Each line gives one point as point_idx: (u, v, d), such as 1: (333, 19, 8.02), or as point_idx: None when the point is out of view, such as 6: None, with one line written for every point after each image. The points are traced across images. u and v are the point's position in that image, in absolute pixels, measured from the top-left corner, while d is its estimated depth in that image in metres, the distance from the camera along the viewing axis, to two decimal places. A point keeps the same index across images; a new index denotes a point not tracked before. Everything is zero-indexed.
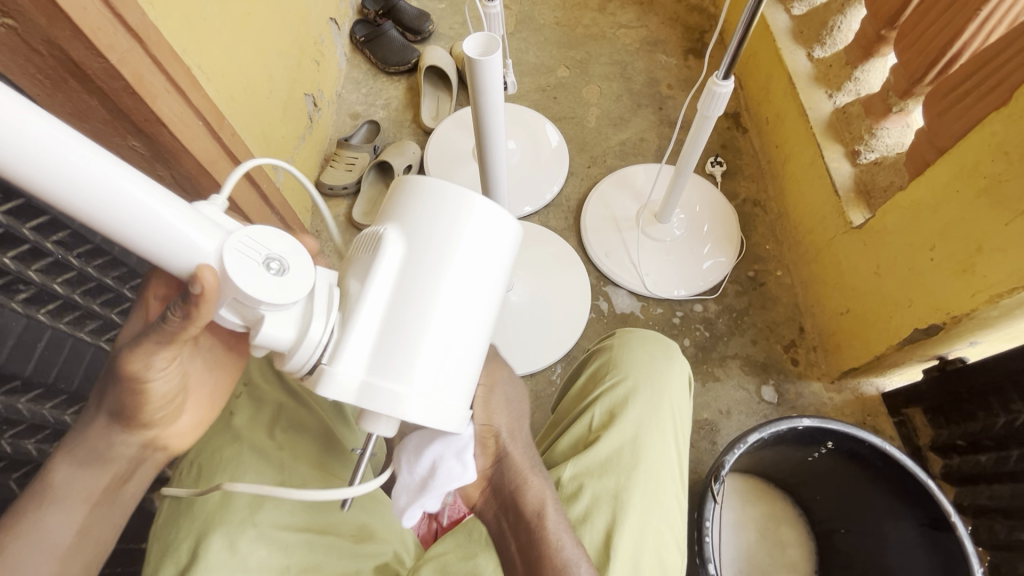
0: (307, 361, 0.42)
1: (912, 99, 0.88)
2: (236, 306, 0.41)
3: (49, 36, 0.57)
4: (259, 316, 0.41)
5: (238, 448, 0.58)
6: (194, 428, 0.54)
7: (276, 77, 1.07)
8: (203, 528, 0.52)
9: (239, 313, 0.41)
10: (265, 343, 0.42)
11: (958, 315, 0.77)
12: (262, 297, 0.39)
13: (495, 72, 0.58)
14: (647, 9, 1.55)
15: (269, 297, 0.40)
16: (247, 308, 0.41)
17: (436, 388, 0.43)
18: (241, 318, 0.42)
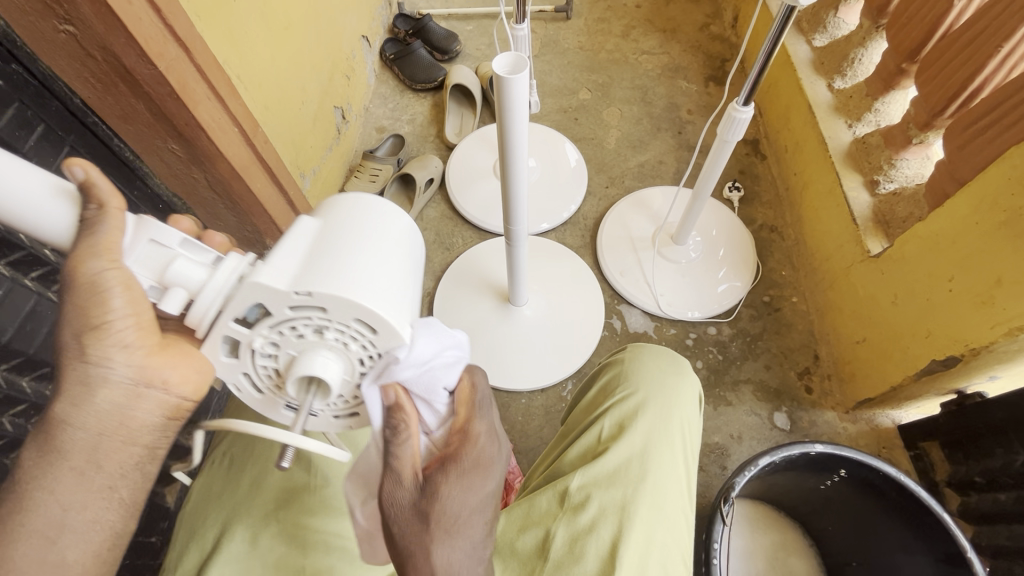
0: (218, 294, 0.41)
1: (932, 132, 0.88)
2: (150, 254, 0.42)
3: (106, 43, 0.61)
4: (173, 256, 0.42)
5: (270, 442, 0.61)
6: (168, 356, 0.45)
7: (308, 89, 1.12)
8: (229, 517, 0.57)
9: (151, 263, 0.42)
10: (182, 280, 0.41)
11: (977, 347, 0.76)
12: (179, 235, 0.43)
13: (522, 91, 0.60)
14: (670, 37, 1.58)
15: (184, 238, 0.43)
16: (165, 252, 0.42)
17: (348, 255, 0.41)
18: (150, 274, 0.42)
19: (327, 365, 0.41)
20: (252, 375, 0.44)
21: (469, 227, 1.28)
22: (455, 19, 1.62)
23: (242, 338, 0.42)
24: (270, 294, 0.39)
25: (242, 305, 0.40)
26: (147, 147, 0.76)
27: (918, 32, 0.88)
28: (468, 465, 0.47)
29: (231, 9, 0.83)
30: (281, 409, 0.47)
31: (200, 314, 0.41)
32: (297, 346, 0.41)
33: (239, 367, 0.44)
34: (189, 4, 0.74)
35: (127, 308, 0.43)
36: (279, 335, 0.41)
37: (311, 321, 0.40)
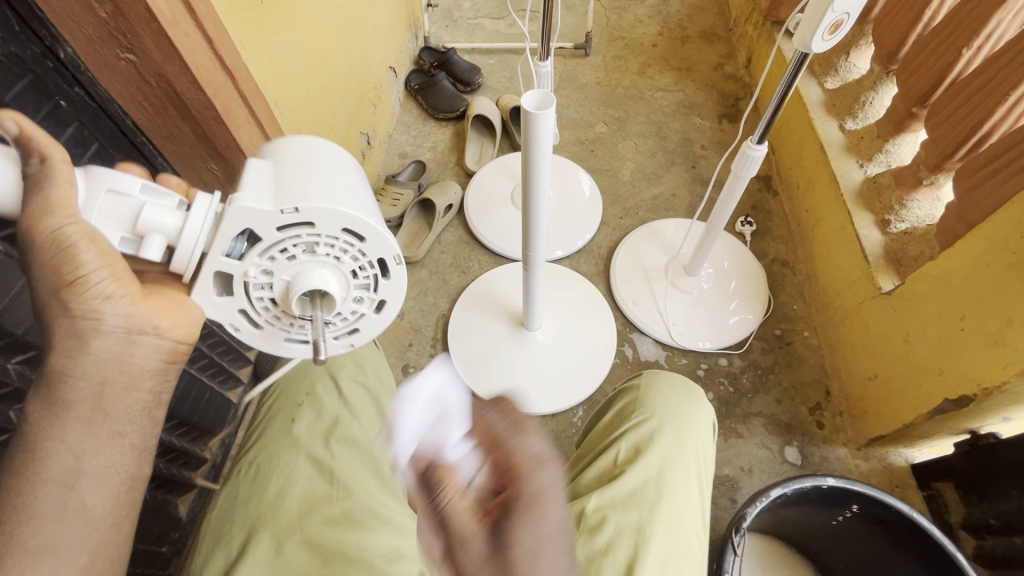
0: (199, 233, 0.41)
1: (943, 173, 0.91)
2: (115, 205, 0.41)
3: (161, 71, 0.66)
4: (137, 202, 0.41)
5: (296, 452, 0.64)
6: (153, 304, 0.43)
7: (337, 115, 1.17)
8: (255, 524, 0.59)
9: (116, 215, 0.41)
10: (150, 223, 0.40)
11: (989, 387, 0.77)
12: (138, 180, 0.41)
13: (548, 126, 0.64)
14: (684, 75, 1.64)
15: (144, 184, 0.41)
16: (125, 200, 0.41)
17: (309, 174, 0.44)
18: (118, 224, 0.41)
19: (324, 278, 0.43)
20: (250, 313, 0.46)
21: (485, 251, 1.31)
22: (478, 54, 1.69)
23: (233, 273, 0.43)
24: (257, 217, 0.41)
25: (227, 236, 0.41)
26: (187, 166, 0.80)
27: (928, 77, 0.91)
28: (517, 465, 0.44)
29: (273, 40, 0.89)
30: (283, 343, 0.48)
31: (184, 258, 0.42)
32: (291, 268, 0.43)
33: (235, 304, 0.45)
34: (237, 36, 0.79)
35: (98, 259, 0.41)
36: (270, 261, 0.43)
37: (300, 239, 0.42)
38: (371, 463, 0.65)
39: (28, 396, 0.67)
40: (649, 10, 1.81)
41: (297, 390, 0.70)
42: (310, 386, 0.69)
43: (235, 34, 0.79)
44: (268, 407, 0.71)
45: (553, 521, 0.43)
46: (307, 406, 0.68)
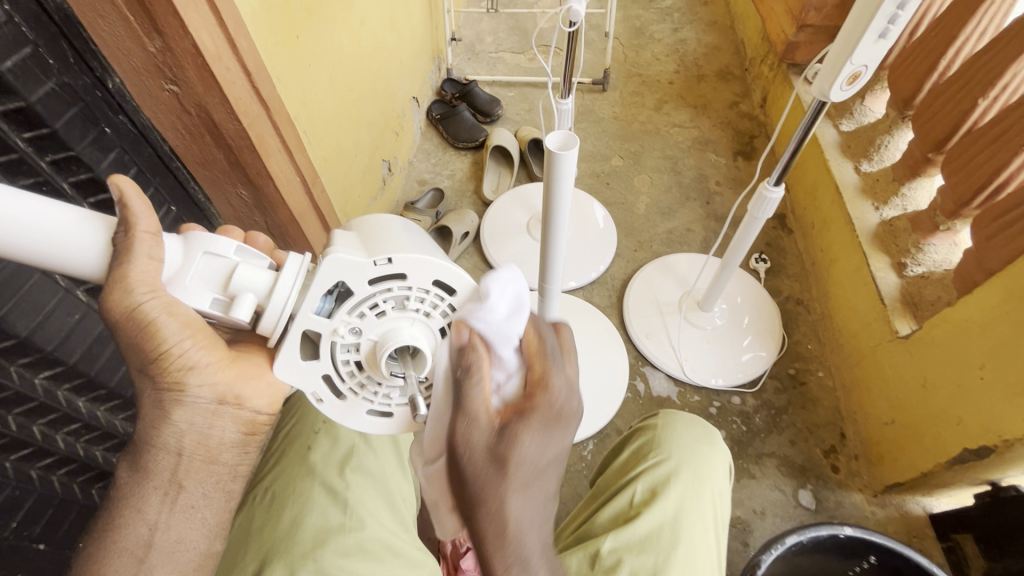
0: (290, 294, 0.45)
1: (960, 220, 0.92)
2: (209, 265, 0.46)
3: (202, 102, 0.69)
4: (230, 263, 0.45)
5: (312, 482, 0.64)
6: (239, 369, 0.51)
7: (362, 143, 1.21)
8: (269, 552, 0.60)
9: (205, 276, 0.46)
10: (249, 285, 0.44)
11: (1011, 439, 0.75)
12: (231, 242, 0.45)
13: (571, 166, 0.65)
14: (700, 112, 1.67)
15: (239, 246, 0.46)
16: (219, 261, 0.45)
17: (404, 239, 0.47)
18: (207, 285, 0.45)
19: (413, 334, 0.45)
20: (333, 378, 0.47)
21: None
22: (498, 86, 1.74)
23: (322, 331, 0.45)
24: (352, 271, 0.43)
25: (320, 292, 0.44)
26: (219, 191, 0.84)
27: (944, 124, 0.92)
28: (545, 418, 0.42)
29: (306, 73, 0.93)
30: (364, 416, 0.48)
31: (272, 320, 0.45)
32: (379, 326, 0.45)
33: (319, 367, 0.46)
34: (271, 66, 0.83)
35: (181, 329, 0.48)
36: (359, 320, 0.45)
37: (390, 293, 0.45)
38: (384, 492, 0.66)
39: (53, 412, 0.69)
40: (666, 49, 1.85)
41: (315, 417, 0.70)
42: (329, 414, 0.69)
43: (270, 64, 0.83)
44: (286, 433, 0.71)
45: (560, 448, 0.42)
46: (324, 433, 0.68)
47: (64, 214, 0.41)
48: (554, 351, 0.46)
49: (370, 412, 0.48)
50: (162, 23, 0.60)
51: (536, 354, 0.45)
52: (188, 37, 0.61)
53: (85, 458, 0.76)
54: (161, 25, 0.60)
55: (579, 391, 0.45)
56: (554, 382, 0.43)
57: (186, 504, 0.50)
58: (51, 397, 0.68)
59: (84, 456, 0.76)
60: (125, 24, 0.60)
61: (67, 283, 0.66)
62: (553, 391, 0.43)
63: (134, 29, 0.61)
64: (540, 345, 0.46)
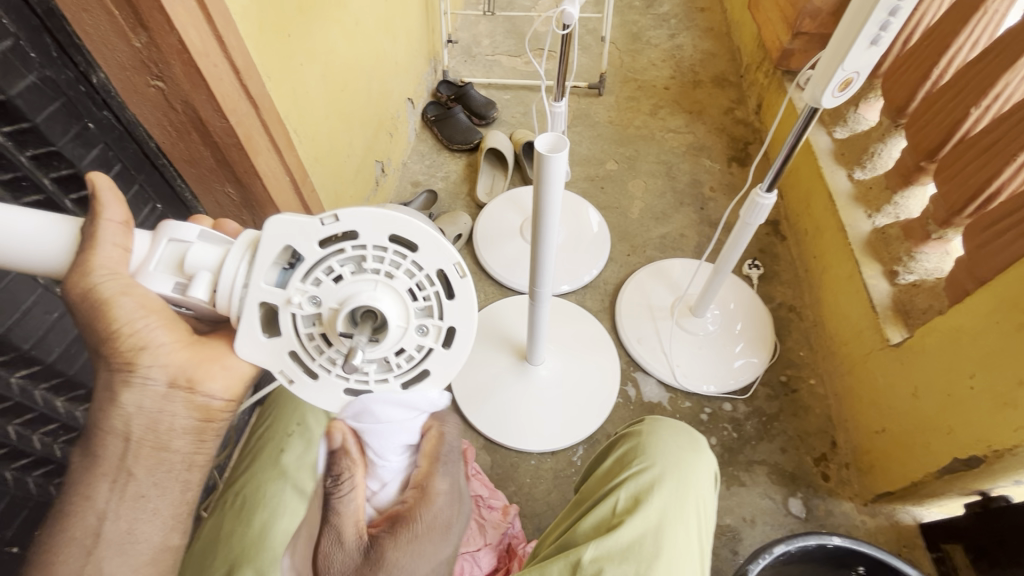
0: (241, 259, 0.42)
1: (951, 228, 0.91)
2: (173, 252, 0.45)
3: (188, 99, 0.68)
4: (191, 246, 0.43)
5: (284, 485, 0.63)
6: (195, 352, 0.47)
7: (355, 144, 1.20)
8: (239, 557, 0.59)
9: (171, 264, 0.45)
10: (204, 268, 0.43)
11: (1000, 449, 0.74)
12: (194, 227, 0.44)
13: (560, 169, 0.64)
14: (695, 118, 1.67)
15: (201, 231, 0.44)
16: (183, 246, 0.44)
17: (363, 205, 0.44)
18: (172, 271, 0.45)
19: (375, 296, 0.41)
20: (300, 353, 0.44)
21: (492, 283, 1.32)
22: (494, 89, 1.74)
23: (278, 301, 0.42)
24: (297, 230, 0.41)
25: (270, 257, 0.42)
26: (206, 189, 0.82)
27: (937, 133, 0.92)
28: (420, 528, 0.46)
29: (298, 72, 0.92)
30: (340, 394, 0.45)
31: (228, 286, 0.42)
32: (337, 291, 0.41)
33: (284, 342, 0.44)
34: (262, 65, 0.82)
35: (136, 308, 0.45)
36: (316, 285, 0.42)
37: (344, 256, 0.42)
38: None
39: (29, 411, 0.68)
40: (662, 54, 1.86)
41: (289, 418, 0.68)
42: (302, 416, 0.68)
43: (261, 62, 0.82)
44: (260, 434, 0.69)
45: (433, 554, 0.46)
46: (297, 437, 0.67)
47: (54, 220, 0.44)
48: (447, 453, 0.49)
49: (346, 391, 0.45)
50: (148, 18, 0.59)
51: (426, 458, 0.48)
52: (174, 33, 0.60)
53: (62, 460, 0.75)
54: (146, 20, 0.59)
55: (460, 493, 0.49)
56: (434, 488, 0.47)
57: (135, 494, 0.46)
58: (25, 395, 0.67)
59: (62, 458, 0.75)
60: (109, 19, 0.59)
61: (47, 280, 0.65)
62: (427, 510, 0.46)
63: (119, 25, 0.60)
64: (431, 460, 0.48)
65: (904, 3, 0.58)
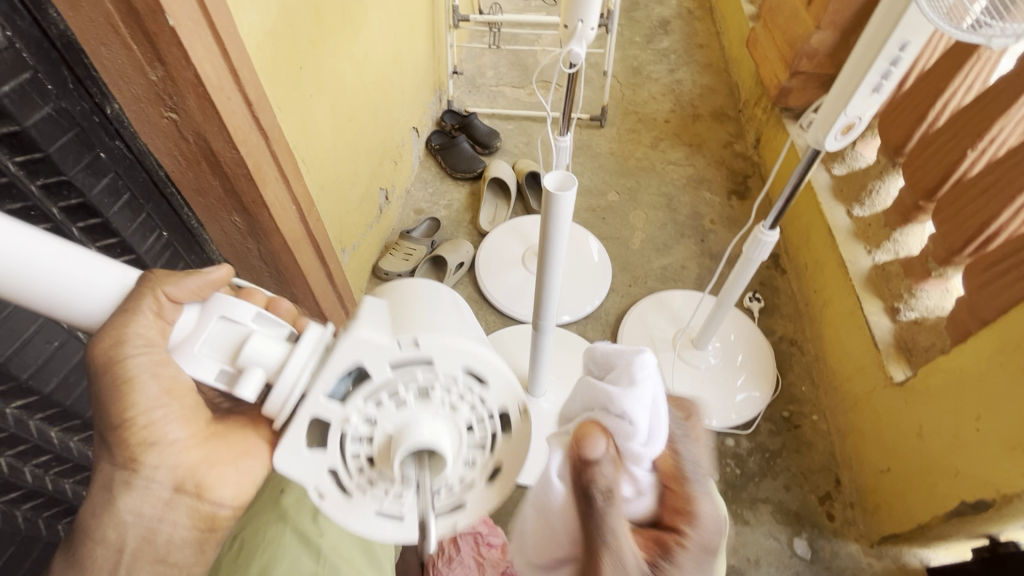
0: (301, 372, 0.41)
1: (951, 267, 0.93)
2: (221, 330, 0.43)
3: (200, 130, 0.69)
4: (247, 331, 0.42)
5: (281, 528, 0.62)
6: (208, 448, 0.51)
7: (360, 172, 1.21)
8: None
9: (216, 343, 0.42)
10: (260, 361, 0.41)
11: (1008, 494, 0.74)
12: (252, 309, 0.43)
13: (568, 207, 0.65)
14: (695, 151, 1.70)
15: (258, 312, 0.43)
16: (234, 328, 0.43)
17: (427, 317, 0.43)
18: (218, 355, 0.42)
19: (437, 430, 0.39)
20: (339, 473, 0.42)
21: (494, 311, 1.32)
22: (498, 119, 1.77)
23: (333, 418, 0.40)
24: (371, 351, 0.39)
25: (332, 375, 0.40)
26: (212, 218, 0.82)
27: (934, 173, 0.94)
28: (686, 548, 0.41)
29: (307, 104, 0.94)
30: (372, 519, 0.43)
31: (278, 402, 0.41)
32: (396, 417, 0.40)
33: (324, 459, 0.41)
34: (273, 96, 0.84)
35: (160, 395, 0.48)
36: (376, 408, 0.40)
37: (413, 381, 0.40)
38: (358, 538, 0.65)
39: (21, 441, 0.66)
40: (662, 89, 1.90)
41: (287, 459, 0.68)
42: None
43: (272, 94, 0.83)
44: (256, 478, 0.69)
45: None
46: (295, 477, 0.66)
47: (113, 275, 0.43)
48: (691, 470, 0.45)
49: (388, 515, 0.43)
50: (165, 53, 0.60)
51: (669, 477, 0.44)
52: (190, 67, 0.61)
53: (53, 493, 0.73)
54: (163, 55, 0.60)
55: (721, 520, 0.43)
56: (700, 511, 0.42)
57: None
58: (19, 425, 0.65)
59: (52, 490, 0.73)
60: (128, 52, 0.60)
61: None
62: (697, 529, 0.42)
63: (137, 58, 0.61)
64: (677, 462, 0.45)
65: (905, 53, 0.60)
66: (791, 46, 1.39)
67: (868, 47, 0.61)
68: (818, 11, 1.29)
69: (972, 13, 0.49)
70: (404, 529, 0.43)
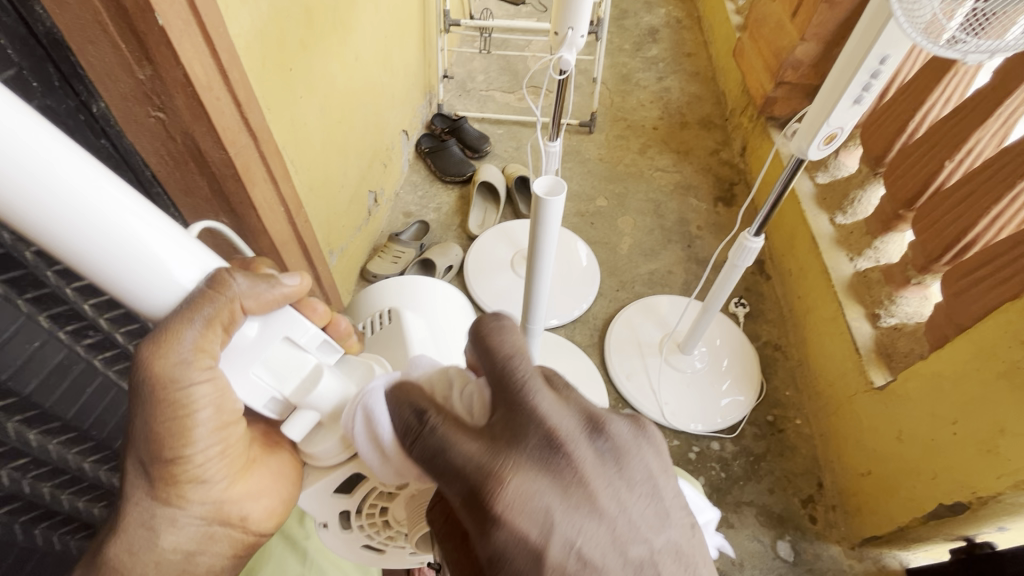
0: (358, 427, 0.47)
1: (930, 275, 0.95)
2: (284, 353, 0.45)
3: (188, 130, 0.68)
4: (316, 365, 0.46)
5: None
6: (250, 485, 0.49)
7: (349, 175, 1.21)
8: None
9: (281, 367, 0.45)
10: (319, 402, 0.46)
11: (984, 496, 0.75)
12: (319, 337, 0.47)
13: (557, 212, 0.66)
14: (683, 158, 1.72)
15: (323, 341, 0.47)
16: (297, 355, 0.46)
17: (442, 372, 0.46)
18: (274, 382, 0.45)
19: None
20: (351, 515, 0.51)
21: (482, 315, 1.32)
22: (488, 123, 1.77)
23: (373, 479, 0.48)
24: None
25: None
26: (199, 219, 0.82)
27: (913, 183, 0.96)
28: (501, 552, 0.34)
29: (297, 105, 0.93)
30: (358, 547, 0.55)
31: (325, 453, 0.47)
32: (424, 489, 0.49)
33: (343, 504, 0.50)
34: (262, 98, 0.83)
35: (213, 432, 0.45)
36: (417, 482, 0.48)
37: None
38: None
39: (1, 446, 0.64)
40: (651, 96, 1.92)
41: None
42: None
43: (261, 95, 0.83)
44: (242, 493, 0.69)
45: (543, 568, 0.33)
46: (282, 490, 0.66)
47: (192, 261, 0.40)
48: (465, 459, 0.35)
49: (365, 544, 0.55)
50: (154, 52, 0.60)
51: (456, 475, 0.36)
52: (179, 67, 0.61)
53: (31, 497, 0.71)
54: (152, 55, 0.60)
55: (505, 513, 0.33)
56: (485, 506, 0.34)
57: None
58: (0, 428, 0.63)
59: (30, 494, 0.71)
60: (115, 51, 0.60)
61: (30, 308, 0.64)
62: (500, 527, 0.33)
63: (125, 57, 0.60)
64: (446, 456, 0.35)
65: (885, 67, 0.61)
66: (777, 56, 1.41)
67: (849, 60, 0.62)
68: (802, 23, 1.32)
69: (948, 29, 0.50)
70: (380, 555, 0.57)
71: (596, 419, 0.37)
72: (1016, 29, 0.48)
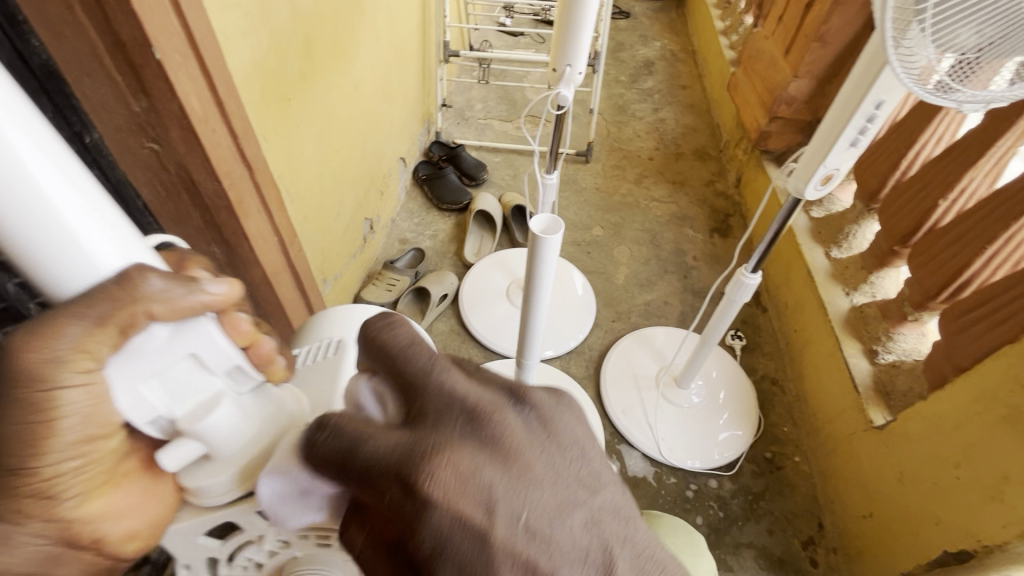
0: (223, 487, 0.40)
1: (926, 312, 0.95)
2: (186, 372, 0.35)
3: (182, 161, 0.68)
4: (215, 389, 0.37)
5: None
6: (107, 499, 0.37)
7: (345, 202, 1.20)
8: None
9: (179, 386, 0.35)
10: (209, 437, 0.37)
11: (990, 545, 0.73)
12: (232, 362, 0.37)
13: (554, 249, 0.65)
14: (678, 189, 1.73)
15: (236, 366, 0.38)
16: (202, 374, 0.36)
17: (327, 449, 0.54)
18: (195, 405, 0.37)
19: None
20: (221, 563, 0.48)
21: (477, 344, 1.31)
22: (485, 151, 1.79)
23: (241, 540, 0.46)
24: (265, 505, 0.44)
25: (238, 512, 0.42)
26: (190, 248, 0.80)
27: (909, 220, 0.96)
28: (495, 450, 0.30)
29: (294, 135, 0.93)
30: None
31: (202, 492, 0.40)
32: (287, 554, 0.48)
33: (211, 553, 0.46)
34: (259, 127, 0.83)
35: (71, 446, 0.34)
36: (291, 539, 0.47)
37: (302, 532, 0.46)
38: None
39: None
40: (646, 127, 1.95)
41: None
42: None
43: (257, 124, 0.82)
44: None
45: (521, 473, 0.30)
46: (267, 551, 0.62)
47: (115, 237, 0.32)
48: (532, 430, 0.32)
49: None
50: (151, 86, 0.59)
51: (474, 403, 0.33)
52: (175, 100, 0.61)
53: None
54: (149, 88, 0.60)
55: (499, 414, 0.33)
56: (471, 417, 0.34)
57: None
58: None
59: None
60: (111, 83, 0.59)
61: None
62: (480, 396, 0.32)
63: (120, 89, 0.60)
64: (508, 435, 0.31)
65: (880, 111, 0.62)
66: (770, 92, 1.44)
67: (845, 106, 0.63)
68: (795, 61, 1.35)
69: (937, 73, 0.50)
70: None
71: (517, 389, 0.33)
72: (996, 82, 0.50)
